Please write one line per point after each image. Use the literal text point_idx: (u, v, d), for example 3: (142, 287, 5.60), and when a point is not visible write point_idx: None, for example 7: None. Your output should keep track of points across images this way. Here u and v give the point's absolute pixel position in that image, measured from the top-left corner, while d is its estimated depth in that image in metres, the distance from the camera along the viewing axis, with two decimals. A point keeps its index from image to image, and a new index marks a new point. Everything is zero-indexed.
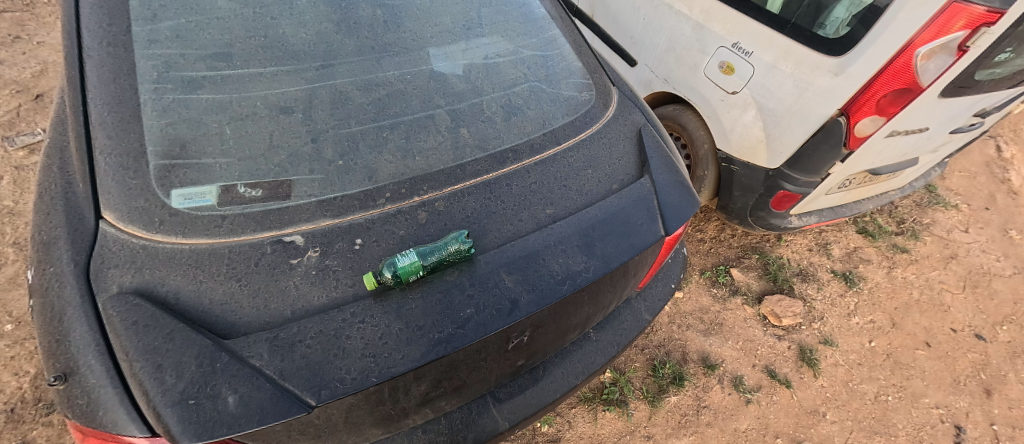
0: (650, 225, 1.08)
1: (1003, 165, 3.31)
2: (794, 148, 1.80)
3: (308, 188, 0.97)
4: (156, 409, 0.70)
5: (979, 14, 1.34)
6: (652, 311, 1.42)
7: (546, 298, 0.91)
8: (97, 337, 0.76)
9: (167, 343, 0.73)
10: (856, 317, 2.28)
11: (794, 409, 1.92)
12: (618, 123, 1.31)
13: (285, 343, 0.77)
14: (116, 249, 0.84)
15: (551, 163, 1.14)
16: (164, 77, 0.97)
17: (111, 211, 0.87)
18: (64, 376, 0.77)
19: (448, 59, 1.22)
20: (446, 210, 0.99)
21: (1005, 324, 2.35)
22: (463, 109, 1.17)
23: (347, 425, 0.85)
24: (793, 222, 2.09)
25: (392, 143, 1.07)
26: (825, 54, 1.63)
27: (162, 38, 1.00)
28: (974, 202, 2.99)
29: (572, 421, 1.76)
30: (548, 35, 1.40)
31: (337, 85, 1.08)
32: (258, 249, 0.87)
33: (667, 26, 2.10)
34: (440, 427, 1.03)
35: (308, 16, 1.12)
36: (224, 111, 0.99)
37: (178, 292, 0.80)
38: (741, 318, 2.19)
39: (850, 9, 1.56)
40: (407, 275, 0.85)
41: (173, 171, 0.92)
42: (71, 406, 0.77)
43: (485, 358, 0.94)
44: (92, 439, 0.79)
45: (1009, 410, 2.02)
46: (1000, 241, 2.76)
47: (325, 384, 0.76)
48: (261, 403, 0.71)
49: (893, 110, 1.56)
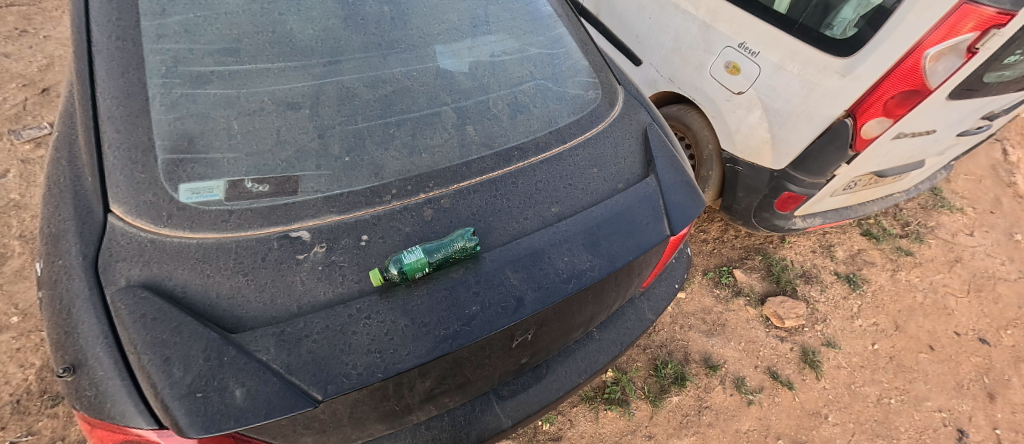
0: (655, 225, 1.08)
1: (1009, 168, 3.30)
2: (799, 149, 1.79)
3: (314, 184, 0.97)
4: (164, 402, 0.70)
5: (989, 15, 1.34)
6: (655, 312, 1.42)
7: (551, 297, 0.92)
8: (106, 330, 0.77)
9: (174, 336, 0.74)
10: (859, 319, 2.27)
11: (796, 411, 1.92)
12: (623, 122, 1.31)
13: (292, 337, 0.77)
14: (124, 243, 0.84)
15: (556, 162, 1.14)
16: (172, 71, 0.98)
17: (119, 204, 0.88)
18: (72, 368, 0.78)
19: (455, 57, 1.22)
20: (452, 208, 0.99)
21: (1009, 328, 2.34)
22: (469, 107, 1.17)
23: (352, 420, 0.85)
24: (796, 223, 2.09)
25: (398, 139, 1.07)
26: (832, 55, 1.63)
27: (171, 33, 1.00)
28: (980, 206, 2.98)
29: (573, 420, 1.76)
30: (554, 33, 1.40)
31: (344, 81, 1.08)
32: (265, 244, 0.88)
33: (673, 26, 2.10)
34: (443, 424, 1.03)
35: (314, 13, 1.12)
36: (231, 106, 0.99)
37: (185, 286, 0.81)
38: (743, 319, 2.19)
39: (857, 10, 1.56)
40: (412, 272, 0.86)
41: (181, 166, 0.92)
42: (79, 398, 0.78)
43: (489, 356, 0.95)
44: (99, 430, 0.80)
45: (1012, 414, 2.01)
46: (1005, 245, 2.75)
47: (331, 379, 0.76)
48: (269, 397, 0.72)
49: (900, 112, 1.55)
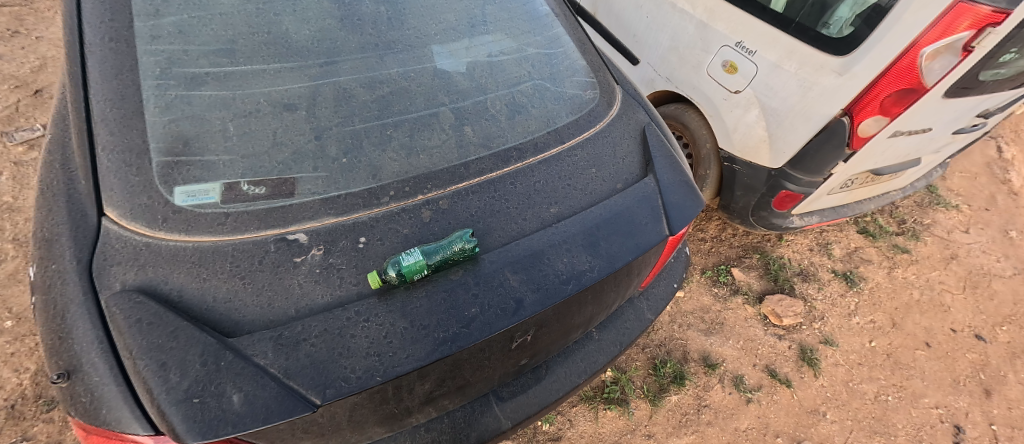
0: (654, 225, 1.08)
1: (1003, 166, 3.32)
2: (797, 147, 1.79)
3: (312, 185, 0.97)
4: (161, 408, 0.69)
5: (985, 14, 1.34)
6: (654, 311, 1.41)
7: (551, 298, 0.91)
8: (101, 335, 0.76)
9: (171, 341, 0.73)
10: (856, 316, 2.28)
11: (795, 409, 1.92)
12: (621, 122, 1.30)
13: (290, 341, 0.77)
14: (119, 246, 0.83)
15: (555, 162, 1.13)
16: (167, 72, 0.97)
17: (113, 208, 0.87)
18: (67, 374, 0.77)
19: (452, 57, 1.22)
20: (450, 209, 0.99)
21: (1005, 324, 2.35)
22: (466, 108, 1.16)
23: (351, 423, 0.85)
24: (794, 222, 2.09)
25: (396, 140, 1.07)
26: (830, 54, 1.63)
27: (165, 34, 0.99)
28: (975, 203, 2.99)
29: (573, 419, 1.76)
30: (552, 33, 1.39)
31: (341, 82, 1.07)
32: (262, 247, 0.87)
33: (671, 25, 2.10)
34: (443, 426, 1.03)
35: (311, 13, 1.11)
36: (228, 107, 0.98)
37: (181, 289, 0.80)
38: (741, 318, 2.19)
39: (853, 9, 1.56)
40: (412, 274, 0.85)
41: (176, 168, 0.91)
42: (73, 404, 0.77)
43: (489, 358, 0.94)
44: (95, 437, 0.79)
45: (1008, 410, 2.03)
46: (1000, 242, 2.76)
47: (330, 382, 0.76)
48: (267, 402, 0.71)
49: (897, 111, 1.55)
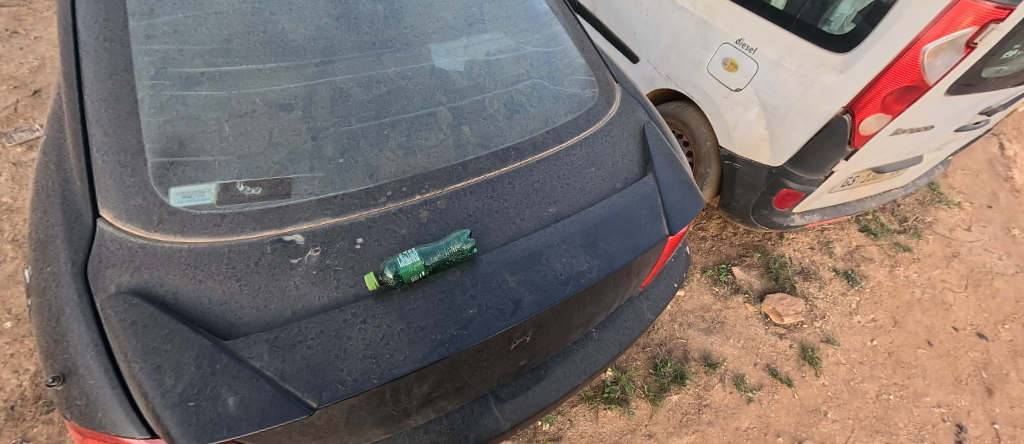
0: (654, 224, 1.07)
1: (1005, 163, 3.30)
2: (798, 145, 1.78)
3: (308, 186, 0.96)
4: (156, 411, 0.69)
5: (988, 10, 1.32)
6: (654, 311, 1.41)
7: (549, 298, 0.90)
8: (95, 337, 0.75)
9: (166, 344, 0.72)
10: (857, 315, 2.27)
11: (795, 408, 1.92)
12: (621, 121, 1.29)
13: (286, 343, 0.76)
14: (114, 249, 0.82)
15: (554, 161, 1.12)
16: (162, 72, 0.96)
17: (109, 209, 0.86)
18: (62, 377, 0.76)
19: (450, 56, 1.21)
20: (448, 209, 0.98)
21: (1006, 322, 2.34)
22: (464, 106, 1.15)
23: (348, 425, 0.84)
24: (795, 220, 2.08)
25: (393, 140, 1.06)
26: (831, 51, 1.62)
27: (160, 34, 0.98)
28: (977, 201, 2.98)
29: (573, 419, 1.76)
30: (550, 31, 1.38)
31: (337, 81, 1.06)
32: (258, 248, 0.86)
33: (670, 23, 2.09)
34: (441, 427, 1.02)
35: (307, 11, 1.10)
36: (224, 107, 0.97)
37: (177, 292, 0.80)
38: (742, 317, 2.19)
39: (855, 6, 1.55)
40: (409, 275, 0.84)
41: (171, 169, 0.91)
42: (70, 407, 0.76)
43: (487, 359, 0.94)
44: (91, 440, 0.79)
45: (1010, 409, 2.02)
46: (1002, 240, 2.75)
47: (327, 385, 0.75)
48: (262, 404, 0.71)
49: (899, 108, 1.54)
